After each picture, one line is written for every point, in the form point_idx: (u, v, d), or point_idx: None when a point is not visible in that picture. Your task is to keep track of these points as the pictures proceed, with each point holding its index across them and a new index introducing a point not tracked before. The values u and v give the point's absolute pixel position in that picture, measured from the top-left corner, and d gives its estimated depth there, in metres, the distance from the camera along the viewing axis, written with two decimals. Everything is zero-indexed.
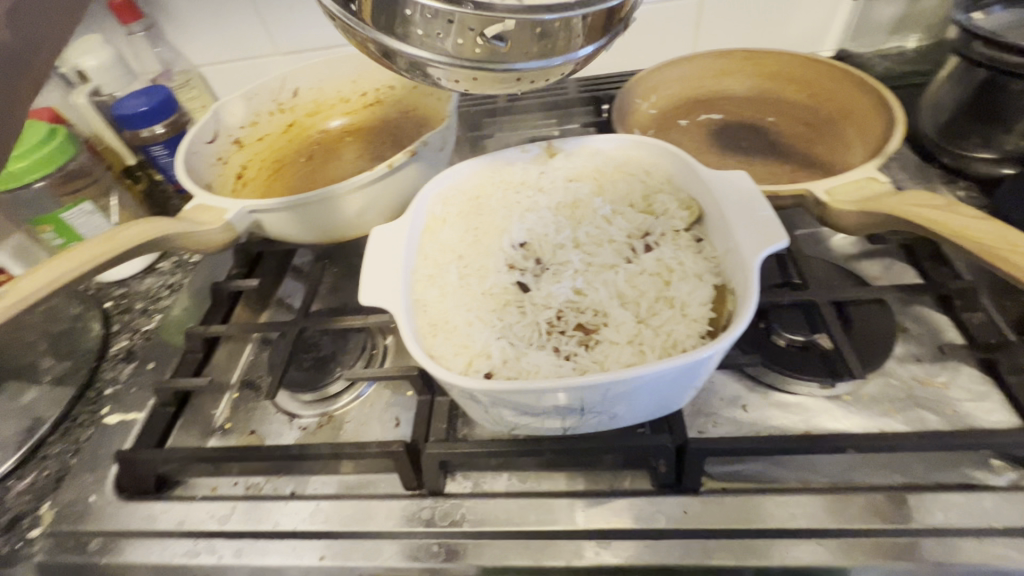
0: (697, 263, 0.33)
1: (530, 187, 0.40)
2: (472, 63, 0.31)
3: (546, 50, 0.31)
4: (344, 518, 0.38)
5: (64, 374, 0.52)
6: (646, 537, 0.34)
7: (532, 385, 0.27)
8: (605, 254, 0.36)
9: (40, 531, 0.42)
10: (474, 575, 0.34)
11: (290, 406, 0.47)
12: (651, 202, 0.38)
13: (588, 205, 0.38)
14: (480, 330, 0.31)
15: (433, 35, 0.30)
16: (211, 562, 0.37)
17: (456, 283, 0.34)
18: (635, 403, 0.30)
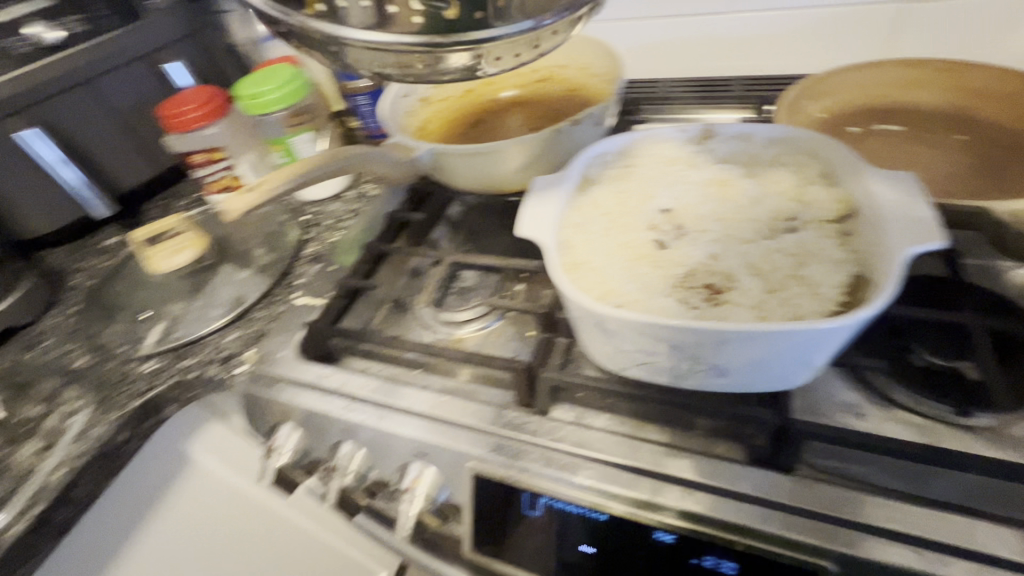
0: (839, 252, 0.34)
1: (682, 162, 0.42)
2: (422, 35, 0.35)
3: (510, 6, 0.36)
4: (457, 411, 0.44)
5: (272, 263, 0.67)
6: (732, 499, 0.36)
7: (657, 323, 0.31)
8: (745, 228, 0.37)
9: (242, 368, 0.55)
10: (565, 486, 0.40)
11: (430, 321, 0.56)
12: (802, 191, 0.38)
13: (736, 184, 0.40)
14: (616, 272, 0.35)
15: (384, 15, 0.36)
16: (360, 420, 0.47)
17: (599, 232, 0.38)
18: (748, 365, 0.33)
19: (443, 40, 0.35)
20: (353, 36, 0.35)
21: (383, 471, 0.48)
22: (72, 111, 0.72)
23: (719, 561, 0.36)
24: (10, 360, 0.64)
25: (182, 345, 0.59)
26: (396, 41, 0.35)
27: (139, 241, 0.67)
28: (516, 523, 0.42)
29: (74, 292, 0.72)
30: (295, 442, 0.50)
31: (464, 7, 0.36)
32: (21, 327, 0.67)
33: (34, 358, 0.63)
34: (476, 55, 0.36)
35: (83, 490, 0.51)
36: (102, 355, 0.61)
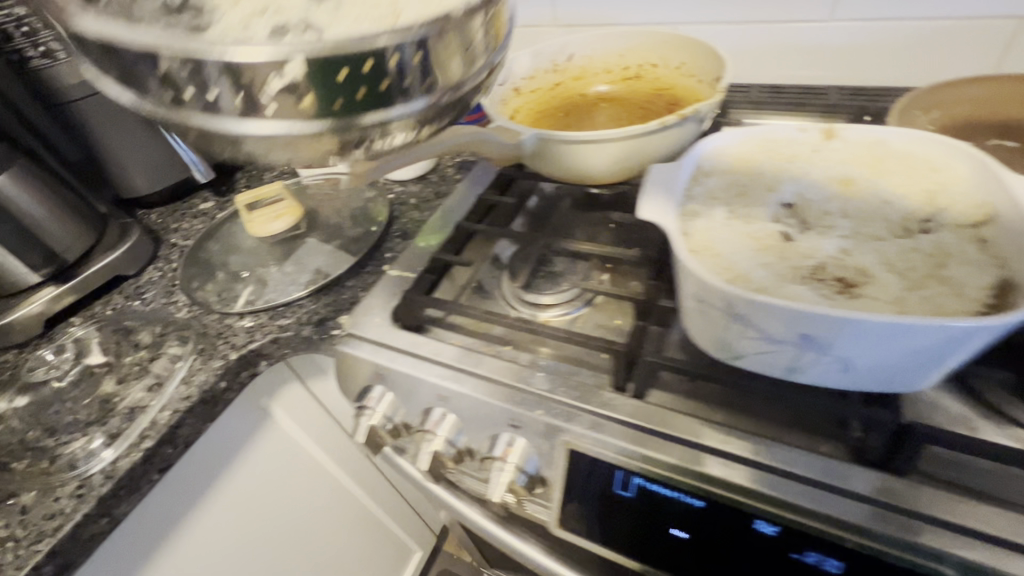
0: (981, 254, 0.33)
1: (803, 159, 0.42)
2: (308, 125, 0.29)
3: (403, 90, 0.29)
4: (553, 388, 0.45)
5: (361, 236, 0.70)
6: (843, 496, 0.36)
7: (794, 309, 0.31)
8: (874, 226, 0.37)
9: (336, 331, 0.58)
10: (664, 470, 0.40)
11: (518, 302, 0.57)
12: (935, 194, 0.38)
13: (862, 184, 0.40)
14: (743, 258, 0.36)
15: (242, 105, 0.27)
16: (453, 388, 0.48)
17: (719, 221, 0.39)
18: (879, 360, 0.32)
19: (322, 128, 0.29)
20: (221, 129, 0.28)
21: (471, 441, 0.49)
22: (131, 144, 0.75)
23: (822, 558, 0.36)
24: (117, 306, 0.68)
25: (277, 305, 0.62)
26: (266, 137, 0.29)
27: (242, 204, 0.70)
28: (607, 502, 0.43)
29: (173, 249, 0.76)
30: (386, 403, 0.52)
31: (327, 92, 0.28)
32: (126, 277, 0.72)
33: (137, 307, 0.67)
34: (367, 138, 0.31)
35: (185, 431, 0.54)
36: (200, 309, 0.65)
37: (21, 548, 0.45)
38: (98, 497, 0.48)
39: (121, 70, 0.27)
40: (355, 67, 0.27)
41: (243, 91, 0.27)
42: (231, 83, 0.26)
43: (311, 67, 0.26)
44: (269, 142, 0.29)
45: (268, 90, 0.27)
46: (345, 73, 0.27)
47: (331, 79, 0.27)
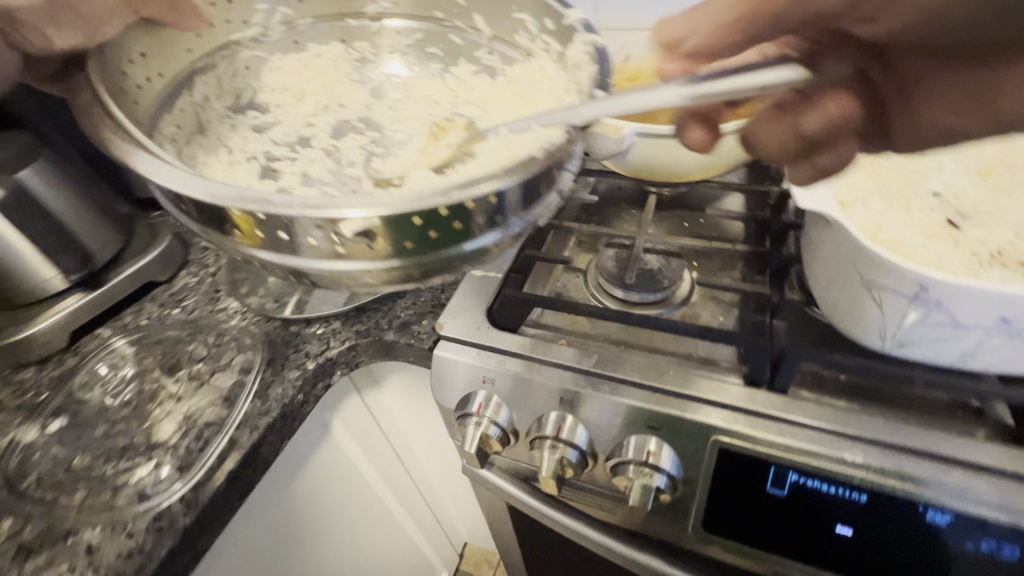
0: None
1: (932, 152, 0.43)
2: (370, 262, 0.35)
3: (468, 230, 0.35)
4: (688, 383, 0.43)
5: None
6: (1023, 481, 0.36)
7: (1005, 290, 0.31)
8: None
9: (424, 335, 0.54)
10: (830, 465, 0.39)
11: (615, 300, 0.54)
12: None
13: (1002, 175, 0.41)
14: (923, 245, 0.35)
15: (314, 244, 0.34)
16: (577, 391, 0.45)
17: (878, 210, 0.39)
18: None
19: (388, 263, 0.35)
20: (331, 266, 0.35)
21: (596, 444, 0.46)
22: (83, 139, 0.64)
23: (1001, 546, 0.36)
24: (153, 315, 0.61)
25: (349, 310, 0.57)
26: (349, 267, 0.35)
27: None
28: (756, 500, 0.42)
29: (207, 252, 0.69)
30: (495, 408, 0.48)
31: (397, 236, 0.33)
32: (159, 283, 0.65)
33: (178, 316, 0.60)
34: (428, 266, 0.37)
35: (265, 450, 0.48)
36: (256, 315, 0.59)
37: None
38: (182, 531, 0.42)
39: (193, 208, 0.34)
40: (417, 219, 0.33)
41: (330, 230, 0.32)
42: (311, 229, 0.32)
43: (385, 221, 0.32)
44: (336, 271, 0.36)
45: (342, 231, 0.32)
46: (414, 222, 0.33)
47: (402, 228, 0.33)
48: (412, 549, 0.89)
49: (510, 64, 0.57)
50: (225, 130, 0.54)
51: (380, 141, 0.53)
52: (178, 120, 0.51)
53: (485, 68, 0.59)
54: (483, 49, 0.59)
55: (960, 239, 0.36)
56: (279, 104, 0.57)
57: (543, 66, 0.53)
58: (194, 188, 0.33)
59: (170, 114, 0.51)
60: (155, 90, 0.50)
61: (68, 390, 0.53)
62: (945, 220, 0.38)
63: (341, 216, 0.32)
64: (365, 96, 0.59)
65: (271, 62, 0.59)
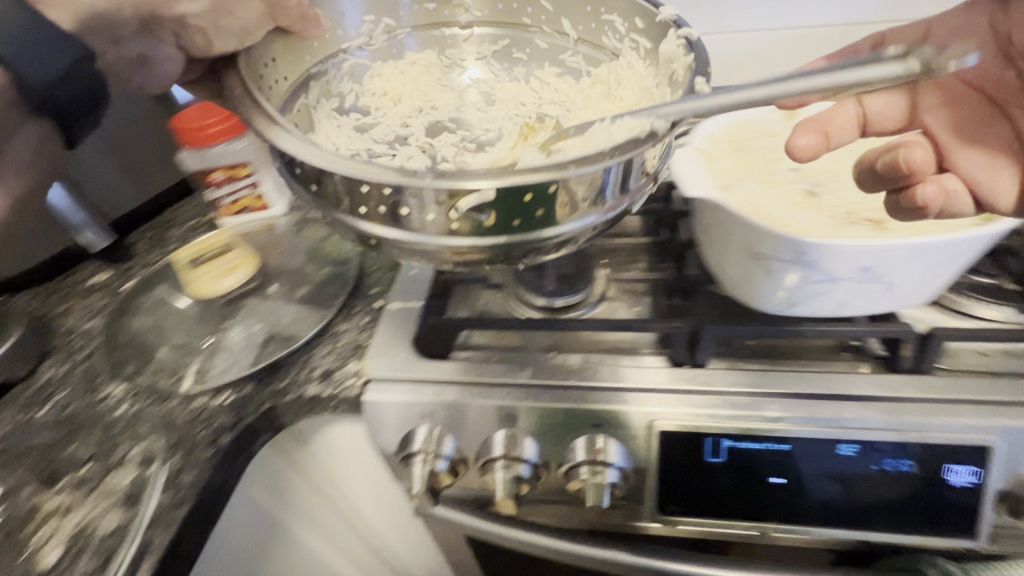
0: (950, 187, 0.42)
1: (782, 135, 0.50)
2: (473, 236, 0.36)
3: (564, 213, 0.36)
4: (616, 376, 0.45)
5: (329, 277, 0.62)
6: (907, 401, 0.41)
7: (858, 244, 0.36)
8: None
9: (350, 381, 0.51)
10: (752, 424, 0.42)
11: (537, 308, 0.55)
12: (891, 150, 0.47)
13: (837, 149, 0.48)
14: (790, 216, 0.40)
15: (429, 219, 0.36)
16: (516, 404, 0.45)
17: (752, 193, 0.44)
18: (917, 278, 0.39)
19: (490, 240, 0.36)
20: (442, 241, 0.37)
21: (545, 454, 0.46)
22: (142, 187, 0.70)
23: (898, 461, 0.41)
24: (21, 419, 0.52)
25: (261, 370, 0.52)
26: (452, 243, 0.37)
27: (181, 259, 0.57)
28: (698, 473, 0.44)
29: (83, 335, 0.60)
30: (439, 440, 0.47)
31: (504, 212, 0.35)
32: (18, 381, 0.55)
33: (50, 416, 0.52)
34: (530, 247, 0.38)
35: (186, 546, 0.43)
36: (151, 396, 0.52)
37: None
38: None
39: (325, 184, 0.37)
40: (525, 195, 0.34)
41: (442, 202, 0.34)
42: (427, 201, 0.34)
43: (497, 194, 0.34)
44: (436, 245, 0.37)
45: (460, 206, 0.34)
46: (523, 198, 0.34)
47: (507, 202, 0.34)
48: None
49: (596, 65, 0.55)
50: (332, 128, 0.53)
51: (473, 140, 0.53)
52: (299, 116, 0.51)
53: (572, 69, 0.57)
54: (568, 51, 0.57)
55: (818, 207, 0.42)
56: (375, 106, 0.56)
57: (632, 64, 0.51)
58: (320, 156, 0.35)
59: (291, 101, 0.51)
60: (284, 90, 0.50)
61: None
62: (803, 192, 0.43)
63: (464, 190, 0.33)
64: (455, 100, 0.58)
65: (374, 69, 0.57)
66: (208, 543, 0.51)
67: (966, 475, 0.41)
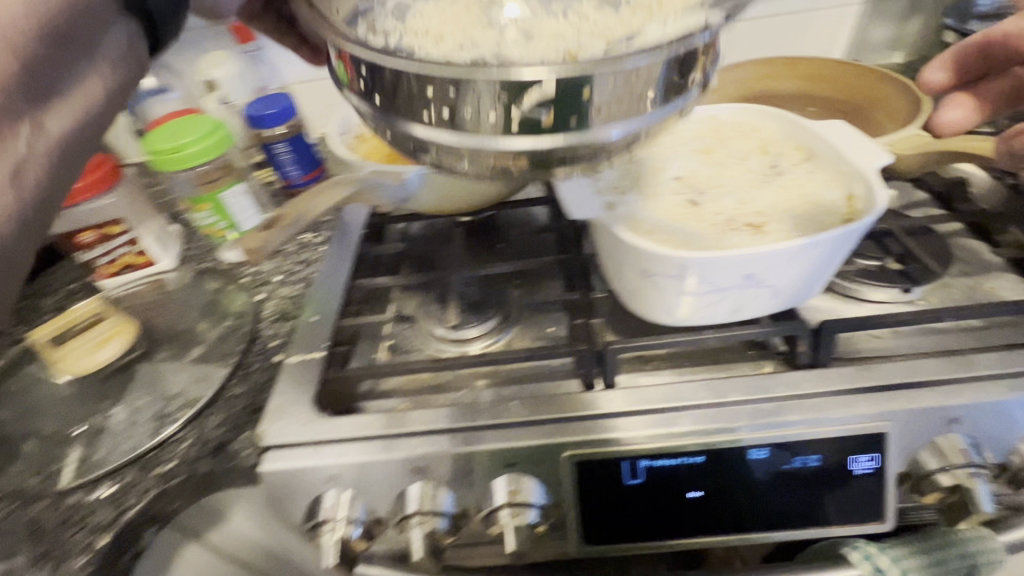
0: (823, 181, 0.43)
1: (666, 141, 0.50)
2: (530, 142, 0.30)
3: (618, 113, 0.30)
4: (525, 410, 0.44)
5: (225, 335, 0.58)
6: (808, 398, 0.42)
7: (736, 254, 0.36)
8: (747, 180, 0.45)
9: (246, 451, 0.46)
10: (662, 442, 0.42)
11: (447, 342, 0.53)
12: (768, 147, 0.48)
13: (718, 151, 0.48)
14: (673, 229, 0.40)
15: (473, 122, 0.29)
16: (424, 454, 0.43)
17: (638, 206, 0.43)
18: (800, 278, 0.39)
19: (546, 148, 0.30)
20: (500, 144, 0.30)
21: (463, 500, 0.44)
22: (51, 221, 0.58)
23: (805, 457, 0.41)
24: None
25: (145, 452, 0.47)
26: (504, 151, 0.30)
27: (38, 339, 0.52)
28: (619, 497, 0.43)
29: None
30: (350, 504, 0.44)
31: (565, 111, 0.29)
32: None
33: None
34: (580, 158, 0.31)
35: None
36: (19, 498, 0.46)
37: None
38: None
39: (369, 83, 0.31)
40: (582, 89, 0.28)
41: (494, 100, 0.28)
42: (485, 98, 0.28)
43: (558, 86, 0.28)
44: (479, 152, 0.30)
45: (521, 103, 0.28)
46: (582, 93, 0.28)
47: (570, 95, 0.28)
48: None
49: None
50: None
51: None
52: None
53: None
54: None
55: (700, 217, 0.41)
56: None
57: None
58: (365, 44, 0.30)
59: None
60: None
61: None
62: (686, 202, 0.43)
63: (526, 82, 0.27)
64: None
65: None
66: None
67: (866, 462, 0.41)
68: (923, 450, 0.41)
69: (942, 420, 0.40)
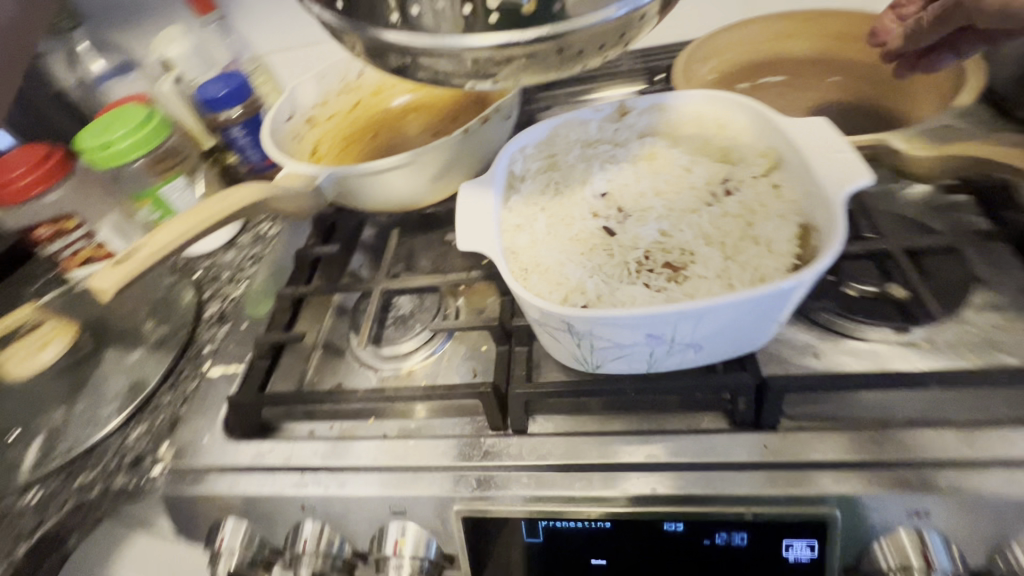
0: (781, 205, 0.34)
1: (606, 142, 0.42)
2: (504, 32, 0.28)
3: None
4: (427, 454, 0.41)
5: (165, 335, 0.57)
6: (724, 467, 0.36)
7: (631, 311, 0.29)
8: (690, 197, 0.37)
9: (158, 468, 0.46)
10: (568, 506, 0.37)
11: (372, 359, 0.50)
12: (728, 153, 0.39)
13: (664, 157, 0.40)
14: (573, 268, 0.33)
15: (442, 13, 0.29)
16: (318, 493, 0.41)
17: (545, 233, 0.36)
18: (726, 337, 0.31)
19: (524, 37, 0.28)
20: (462, 43, 0.29)
21: (359, 542, 0.42)
22: None
23: (730, 535, 0.35)
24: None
25: (73, 459, 0.48)
26: (479, 44, 0.29)
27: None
28: (520, 556, 0.39)
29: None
30: (246, 534, 0.42)
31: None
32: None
33: None
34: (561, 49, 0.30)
35: None
36: None
37: None
38: None
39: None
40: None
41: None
42: None
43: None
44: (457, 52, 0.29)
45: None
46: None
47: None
48: None
49: None
50: None
51: None
52: None
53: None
54: None
55: (612, 251, 0.34)
56: None
57: None
58: None
59: None
60: None
61: None
62: (602, 229, 0.35)
63: None
64: None
65: None
66: None
67: (804, 550, 0.35)
68: (880, 542, 0.34)
69: (903, 510, 0.34)
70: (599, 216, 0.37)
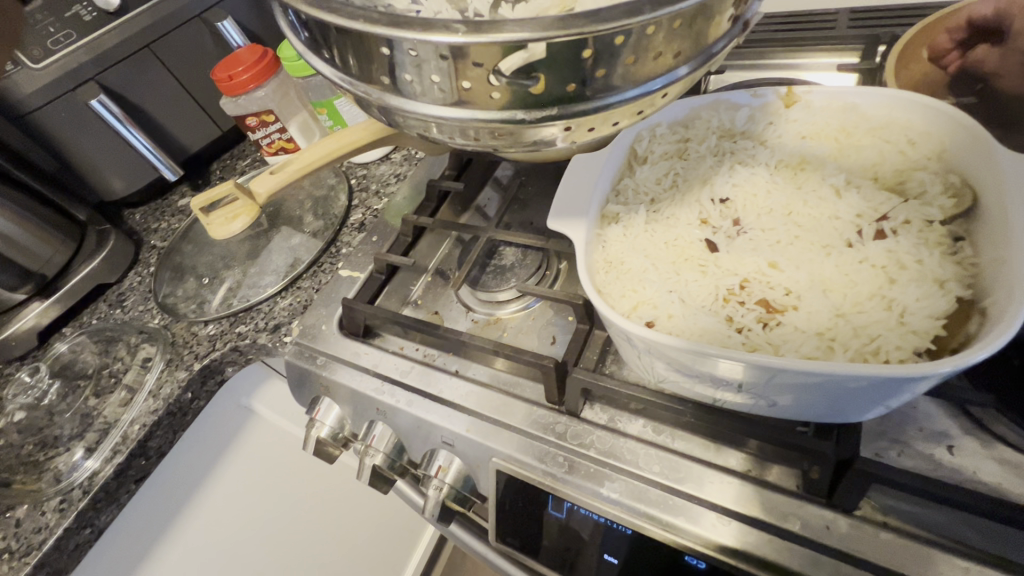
0: (944, 267, 0.30)
1: (752, 137, 0.40)
2: (507, 110, 0.28)
3: (621, 73, 0.28)
4: (488, 406, 0.44)
5: (318, 229, 0.66)
6: (768, 529, 0.34)
7: (698, 348, 0.28)
8: (823, 231, 0.34)
9: (289, 338, 0.56)
10: (598, 501, 0.38)
11: (468, 299, 0.53)
12: (905, 179, 0.35)
13: (818, 166, 0.37)
14: (652, 279, 0.34)
15: (436, 86, 0.28)
16: (390, 403, 0.47)
17: (638, 223, 0.37)
18: (808, 400, 0.29)
19: (528, 116, 0.28)
20: (457, 115, 0.29)
21: (414, 453, 0.48)
22: (189, 45, 0.71)
23: None
24: (101, 315, 0.66)
25: (236, 311, 0.60)
26: (480, 119, 0.29)
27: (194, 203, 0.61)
28: (543, 521, 0.42)
29: (153, 251, 0.72)
30: (336, 414, 0.51)
31: (554, 76, 0.27)
32: (110, 284, 0.69)
33: (118, 316, 0.65)
34: (567, 126, 0.30)
35: (155, 442, 0.56)
36: (171, 315, 0.63)
37: (14, 559, 0.50)
38: (77, 512, 0.51)
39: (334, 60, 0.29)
40: (580, 51, 0.26)
41: (457, 65, 0.26)
42: (442, 67, 0.27)
43: (547, 49, 0.25)
44: (457, 124, 0.29)
45: (501, 70, 0.26)
46: (580, 55, 0.26)
47: (562, 60, 0.26)
48: (393, 549, 0.95)
49: None
50: None
51: None
52: None
53: None
54: None
55: (706, 271, 0.34)
56: None
57: None
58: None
59: None
60: None
61: (10, 384, 0.61)
62: (706, 241, 0.36)
63: (500, 45, 0.25)
64: None
65: None
66: (197, 423, 0.66)
67: None
68: None
69: None
70: (708, 225, 0.37)
